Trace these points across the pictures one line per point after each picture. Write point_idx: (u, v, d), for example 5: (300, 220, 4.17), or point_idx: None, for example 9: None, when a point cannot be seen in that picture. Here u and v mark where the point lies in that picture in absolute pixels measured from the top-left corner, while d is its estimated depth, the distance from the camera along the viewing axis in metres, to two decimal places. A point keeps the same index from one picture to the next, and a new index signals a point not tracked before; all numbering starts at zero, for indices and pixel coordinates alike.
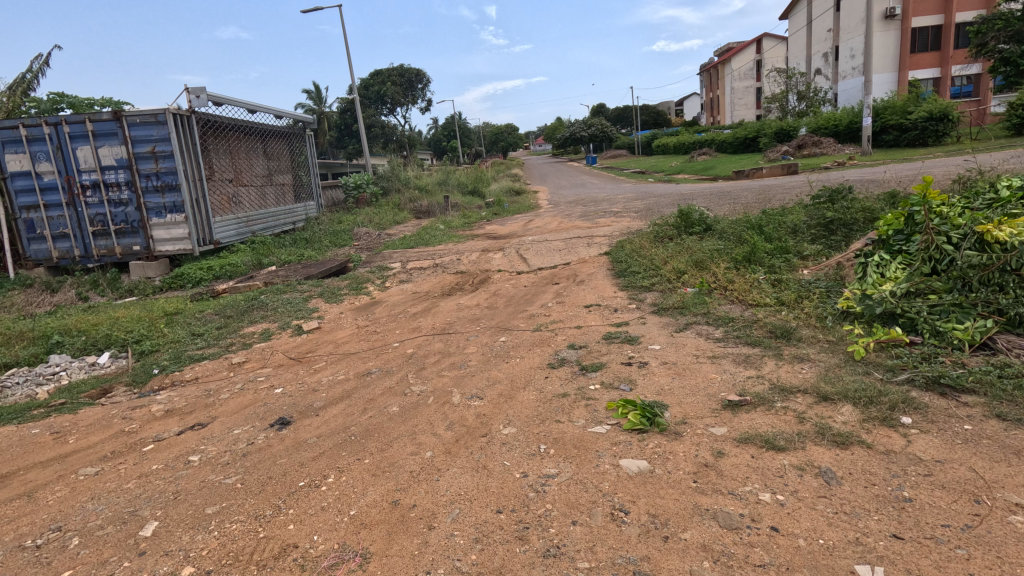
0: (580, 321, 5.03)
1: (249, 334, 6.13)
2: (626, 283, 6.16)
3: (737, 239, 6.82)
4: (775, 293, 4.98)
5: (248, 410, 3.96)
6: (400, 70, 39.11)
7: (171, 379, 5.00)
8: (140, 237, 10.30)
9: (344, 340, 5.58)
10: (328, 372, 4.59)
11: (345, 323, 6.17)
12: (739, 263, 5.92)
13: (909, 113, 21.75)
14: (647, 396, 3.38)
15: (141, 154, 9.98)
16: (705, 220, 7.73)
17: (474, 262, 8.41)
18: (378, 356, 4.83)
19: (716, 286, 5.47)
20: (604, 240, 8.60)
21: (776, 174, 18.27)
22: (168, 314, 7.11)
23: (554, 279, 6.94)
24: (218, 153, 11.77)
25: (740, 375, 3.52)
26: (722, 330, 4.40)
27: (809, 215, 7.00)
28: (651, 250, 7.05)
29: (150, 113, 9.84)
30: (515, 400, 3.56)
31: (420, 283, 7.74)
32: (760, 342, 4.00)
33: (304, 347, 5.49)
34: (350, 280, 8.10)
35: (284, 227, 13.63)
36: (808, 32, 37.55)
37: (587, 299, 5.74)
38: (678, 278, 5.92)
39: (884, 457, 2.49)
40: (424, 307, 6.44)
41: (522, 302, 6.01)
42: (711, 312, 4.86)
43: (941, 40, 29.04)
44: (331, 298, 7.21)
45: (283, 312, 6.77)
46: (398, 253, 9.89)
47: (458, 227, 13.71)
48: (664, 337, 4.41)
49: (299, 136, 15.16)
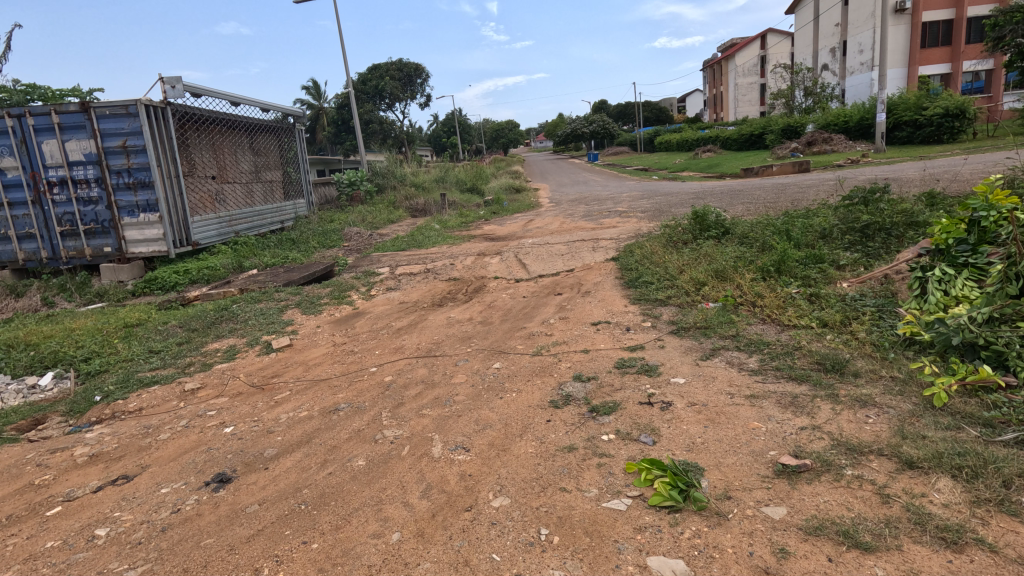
0: (587, 343, 4.33)
1: (211, 352, 5.42)
2: (638, 295, 5.46)
3: (762, 246, 6.11)
4: (815, 311, 4.27)
5: (186, 459, 3.26)
6: (399, 66, 38.23)
7: (111, 410, 4.29)
8: (111, 237, 9.58)
9: (316, 361, 4.88)
10: (290, 407, 3.87)
11: (321, 339, 5.47)
12: (768, 274, 5.22)
13: (923, 109, 20.99)
14: (676, 454, 2.68)
15: (110, 149, 9.27)
16: (722, 223, 7.03)
17: (470, 268, 7.71)
18: (351, 386, 4.13)
19: (743, 301, 4.79)
20: (611, 243, 7.89)
21: (787, 171, 17.55)
22: (128, 326, 6.40)
23: (557, 289, 6.24)
24: (198, 148, 11.05)
25: (789, 426, 2.82)
26: (757, 358, 3.71)
27: (840, 218, 6.28)
28: (664, 256, 6.36)
29: (120, 105, 9.11)
30: (510, 454, 2.87)
31: (409, 291, 7.04)
32: (807, 377, 3.30)
33: (270, 370, 4.79)
34: (333, 287, 7.39)
35: (271, 226, 12.91)
36: (815, 27, 36.67)
37: (594, 315, 5.04)
38: (698, 290, 5.23)
39: (1018, 570, 1.80)
40: (410, 321, 5.74)
41: (521, 317, 5.31)
42: (740, 335, 4.16)
43: (953, 34, 28.21)
44: (309, 308, 6.51)
45: (254, 325, 6.07)
46: (387, 256, 9.20)
47: (454, 226, 12.99)
48: (689, 368, 3.71)
49: (289, 131, 14.43)
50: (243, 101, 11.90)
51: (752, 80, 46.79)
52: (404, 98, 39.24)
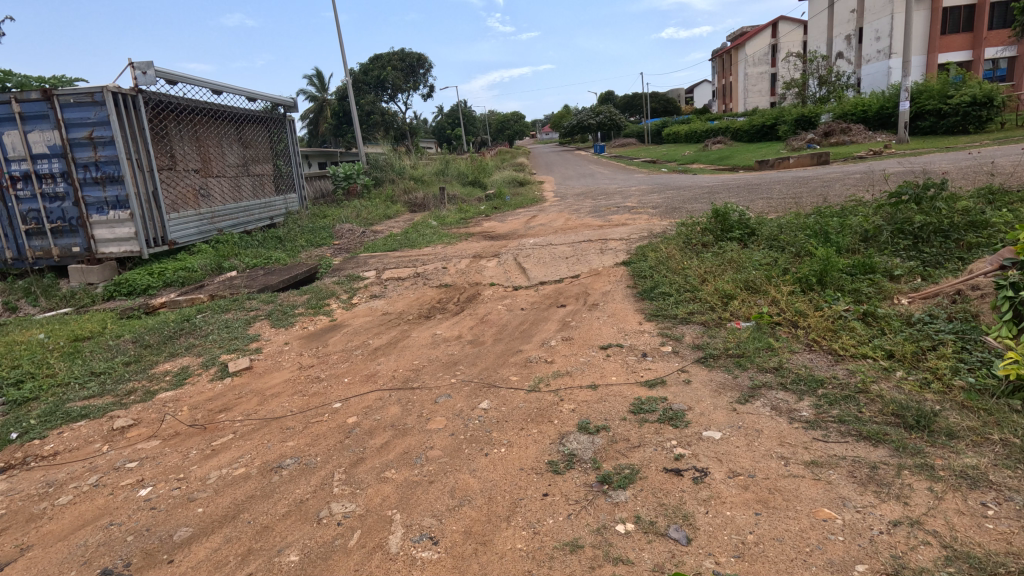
0: (594, 376, 3.56)
1: (159, 375, 4.67)
2: (653, 309, 4.68)
3: (797, 252, 5.31)
4: (876, 338, 3.49)
5: (78, 539, 2.53)
6: (403, 55, 37.19)
7: (21, 453, 3.54)
8: (80, 236, 8.87)
9: (274, 391, 4.15)
10: (229, 457, 3.14)
11: (287, 361, 4.73)
12: (809, 287, 4.44)
13: (948, 98, 19.94)
14: (722, 565, 1.92)
15: (76, 140, 8.53)
16: (747, 223, 6.22)
17: (464, 272, 6.96)
18: (306, 428, 3.38)
19: (781, 321, 4.02)
20: (620, 245, 7.09)
21: (805, 164, 16.64)
22: (76, 341, 5.67)
23: (560, 300, 5.47)
24: (178, 140, 10.28)
25: (874, 519, 2.05)
26: (811, 401, 2.94)
27: (885, 218, 5.47)
28: (683, 262, 5.58)
29: (85, 92, 8.36)
30: (492, 553, 2.12)
31: (394, 300, 6.30)
32: (884, 437, 2.52)
33: (220, 402, 4.05)
34: (311, 294, 6.64)
35: (259, 223, 12.18)
36: (830, 14, 35.43)
37: (603, 336, 4.27)
38: (726, 306, 4.46)
39: None
40: (390, 338, 4.98)
41: (516, 337, 4.53)
42: (784, 367, 3.38)
43: (974, 20, 27.00)
44: (279, 320, 5.77)
45: (215, 341, 5.33)
46: (376, 258, 8.44)
47: (452, 223, 12.20)
48: (724, 416, 2.93)
49: (281, 121, 13.62)
50: (227, 89, 11.11)
51: (763, 69, 45.54)
52: (406, 88, 38.25)
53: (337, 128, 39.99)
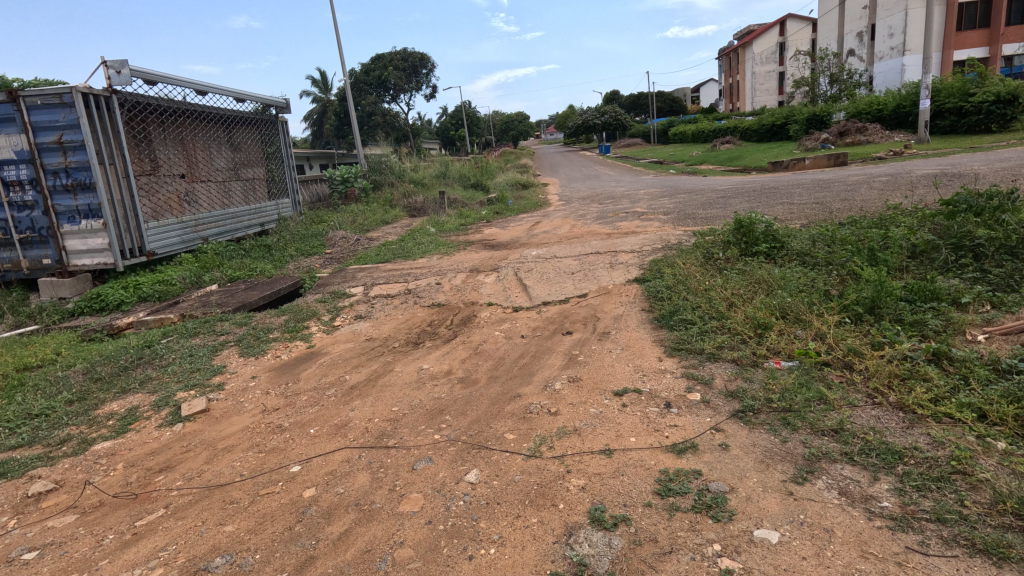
0: (608, 436, 2.91)
1: (102, 419, 4.03)
2: (675, 342, 4.02)
3: (838, 272, 4.63)
4: (960, 392, 2.82)
5: None
6: (405, 54, 36.61)
7: None
8: (51, 248, 8.29)
9: (228, 443, 3.50)
10: (151, 547, 2.50)
11: (251, 401, 4.09)
12: (860, 317, 3.79)
13: (970, 95, 19.14)
14: None
15: (45, 145, 7.95)
16: (775, 235, 5.57)
17: (459, 288, 6.32)
18: (252, 505, 2.73)
19: (831, 361, 3.37)
20: (632, 258, 6.44)
21: (821, 165, 15.92)
22: (21, 373, 5.02)
23: (565, 326, 4.81)
24: (161, 144, 9.68)
25: None
26: (893, 486, 2.28)
27: (937, 232, 4.80)
28: (706, 281, 4.91)
29: (53, 93, 7.77)
30: None
31: (381, 322, 5.67)
32: (1011, 552, 1.86)
33: (162, 458, 3.40)
34: (290, 314, 6.01)
35: (249, 229, 11.55)
36: (841, 11, 34.58)
37: (616, 377, 3.61)
38: (761, 339, 3.81)
39: None
40: (370, 373, 4.33)
41: (515, 375, 3.88)
42: (846, 428, 2.71)
43: (992, 16, 26.15)
44: (249, 348, 5.12)
45: (175, 374, 4.70)
46: (366, 271, 7.81)
47: (452, 230, 11.54)
48: (778, 504, 2.26)
49: (273, 123, 12.99)
50: (213, 89, 10.50)
51: (771, 68, 44.66)
52: (408, 88, 37.62)
53: (338, 129, 39.41)
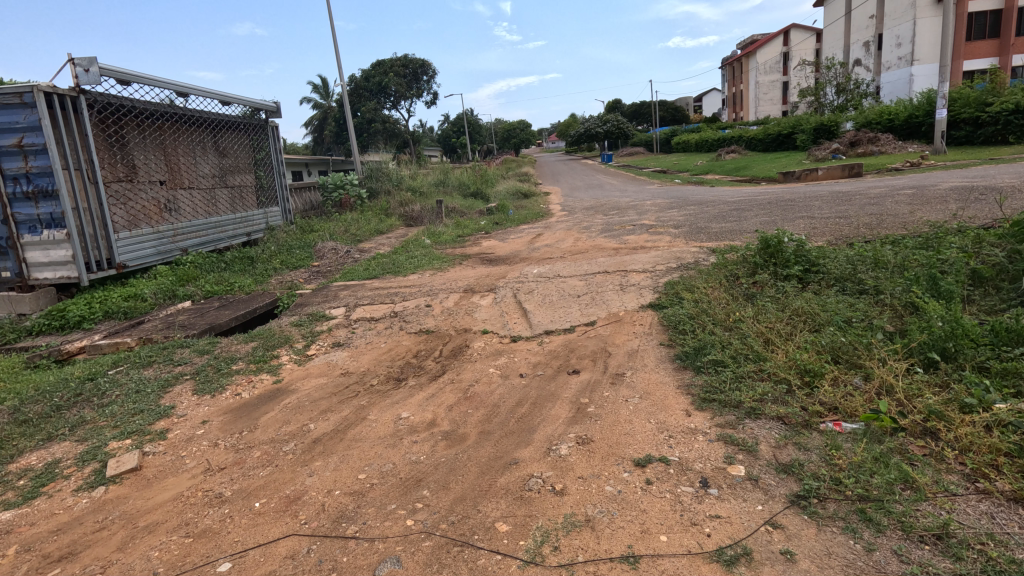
0: (633, 534, 2.21)
1: (10, 478, 3.32)
2: (706, 389, 3.33)
3: (892, 303, 3.97)
4: None
5: None
6: (405, 62, 36.21)
7: None
8: (11, 260, 7.65)
9: (153, 519, 2.79)
10: None
11: (193, 457, 3.39)
12: (932, 365, 3.13)
13: (986, 105, 18.54)
14: None
15: (4, 149, 7.30)
16: (808, 255, 4.89)
17: (451, 312, 5.63)
18: None
19: (909, 425, 2.69)
20: (644, 279, 5.76)
21: (834, 176, 15.31)
22: None
23: (571, 363, 4.12)
24: (137, 148, 9.01)
25: None
26: None
27: (1003, 256, 4.16)
28: (735, 310, 4.23)
29: (12, 92, 7.13)
30: None
31: (360, 352, 4.97)
32: None
33: (67, 540, 2.70)
34: (259, 341, 5.32)
35: (234, 240, 10.87)
36: (847, 20, 34.15)
37: (637, 438, 2.92)
38: (815, 389, 3.11)
39: None
40: (339, 421, 3.64)
41: (512, 431, 3.19)
42: (953, 534, 2.03)
43: (1001, 26, 25.68)
44: (206, 384, 4.43)
45: (113, 416, 3.99)
46: (350, 289, 7.13)
47: (448, 242, 10.86)
48: None
49: (261, 128, 12.34)
50: (196, 90, 9.87)
51: (775, 78, 44.23)
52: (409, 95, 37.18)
53: (338, 135, 38.93)
